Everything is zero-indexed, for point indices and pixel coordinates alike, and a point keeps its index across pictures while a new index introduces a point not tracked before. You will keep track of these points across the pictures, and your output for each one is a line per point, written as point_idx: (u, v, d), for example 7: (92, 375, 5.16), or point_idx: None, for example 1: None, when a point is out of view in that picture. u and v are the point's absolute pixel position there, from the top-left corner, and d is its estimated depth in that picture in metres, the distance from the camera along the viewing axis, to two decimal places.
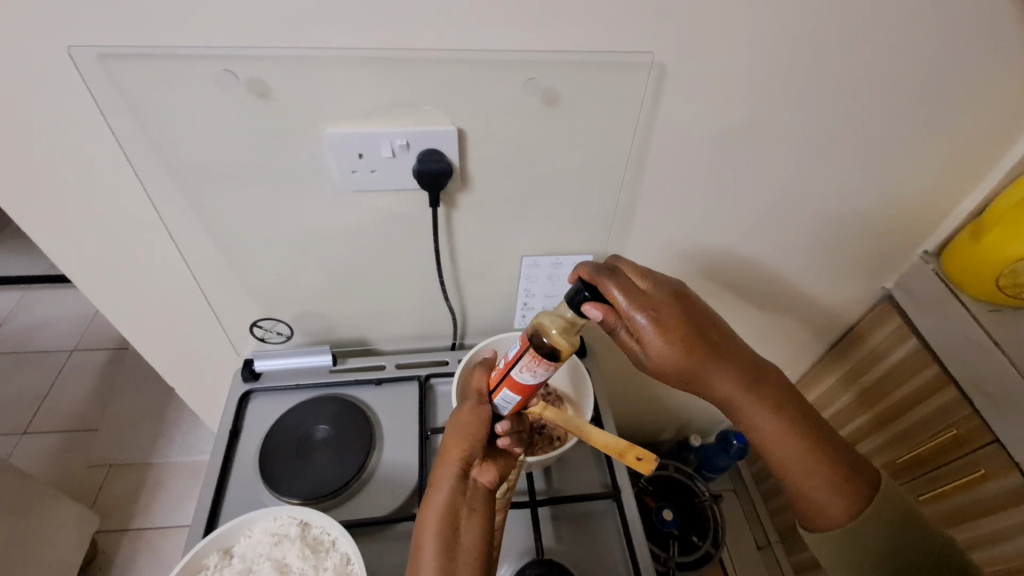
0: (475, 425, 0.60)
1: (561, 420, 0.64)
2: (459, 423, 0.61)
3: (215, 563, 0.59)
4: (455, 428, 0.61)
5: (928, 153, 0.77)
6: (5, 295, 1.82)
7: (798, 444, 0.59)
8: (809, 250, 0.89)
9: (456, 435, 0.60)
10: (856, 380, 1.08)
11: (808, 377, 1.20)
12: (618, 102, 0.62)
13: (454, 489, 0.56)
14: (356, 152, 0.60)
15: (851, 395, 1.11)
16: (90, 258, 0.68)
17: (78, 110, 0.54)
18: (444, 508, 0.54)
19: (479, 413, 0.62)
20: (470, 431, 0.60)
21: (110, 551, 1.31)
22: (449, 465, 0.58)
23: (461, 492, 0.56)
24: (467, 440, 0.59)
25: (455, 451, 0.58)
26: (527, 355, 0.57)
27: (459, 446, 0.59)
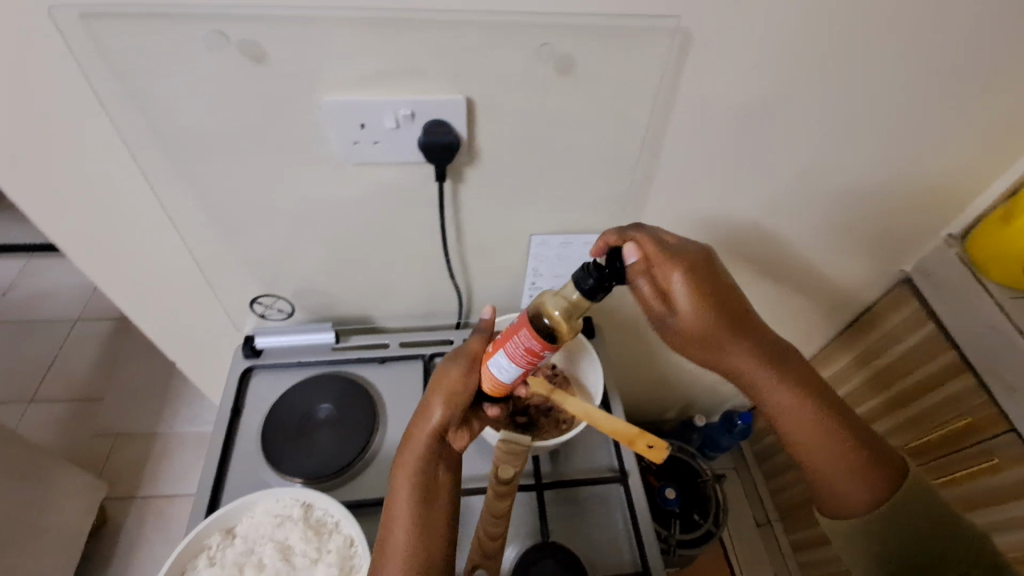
0: (460, 392, 0.59)
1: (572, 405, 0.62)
2: (445, 385, 0.59)
3: (217, 543, 0.59)
4: (438, 389, 0.59)
5: (962, 131, 0.72)
6: (8, 262, 1.81)
7: (819, 422, 0.58)
8: (829, 231, 0.85)
9: (438, 396, 0.59)
10: (867, 363, 1.06)
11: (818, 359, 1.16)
12: (638, 72, 0.58)
13: (431, 451, 0.57)
14: (358, 122, 0.57)
15: (860, 377, 1.09)
16: (83, 229, 0.66)
17: (61, 73, 0.51)
18: (421, 469, 0.56)
19: (470, 377, 0.60)
20: (453, 396, 0.59)
21: (119, 517, 1.34)
22: (427, 427, 0.58)
23: (438, 454, 0.58)
24: (449, 406, 0.59)
25: (435, 415, 0.58)
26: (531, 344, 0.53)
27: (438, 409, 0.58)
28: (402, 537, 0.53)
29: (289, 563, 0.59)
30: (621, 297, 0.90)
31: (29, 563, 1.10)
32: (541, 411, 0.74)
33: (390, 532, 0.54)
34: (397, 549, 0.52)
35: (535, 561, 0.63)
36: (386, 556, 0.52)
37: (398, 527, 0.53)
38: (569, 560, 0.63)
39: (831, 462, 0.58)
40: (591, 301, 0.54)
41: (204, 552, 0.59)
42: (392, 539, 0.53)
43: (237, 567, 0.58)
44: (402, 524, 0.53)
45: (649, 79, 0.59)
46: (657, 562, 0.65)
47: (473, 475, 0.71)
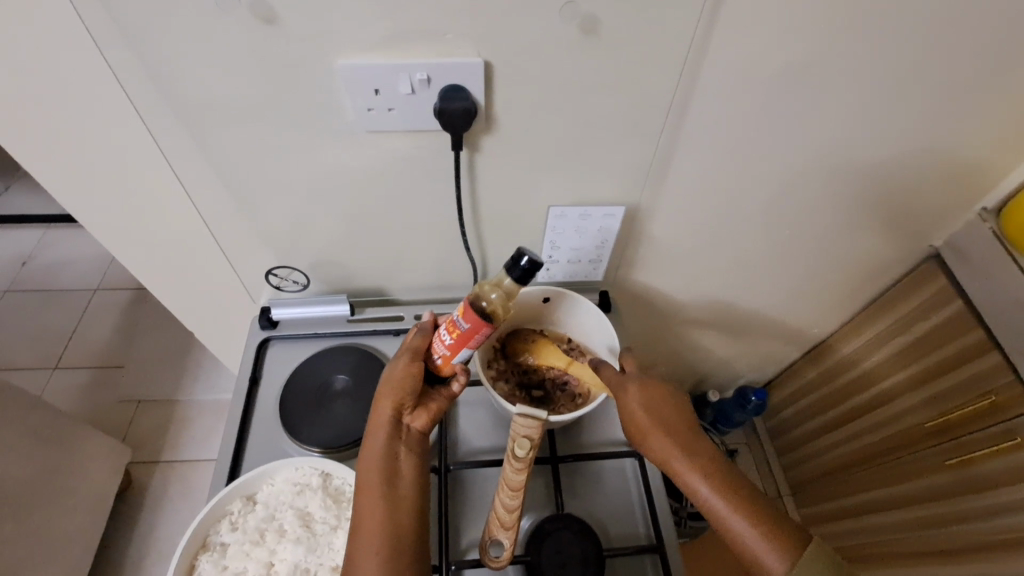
0: (406, 382, 0.60)
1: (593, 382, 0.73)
2: (390, 378, 0.61)
3: (239, 510, 0.60)
4: (386, 382, 0.60)
5: (1003, 95, 0.69)
6: (28, 232, 1.83)
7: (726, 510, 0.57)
8: (857, 205, 0.82)
9: (386, 388, 0.60)
10: (836, 378, 1.15)
11: (787, 373, 1.26)
12: (665, 32, 0.55)
13: (390, 437, 0.58)
14: (372, 88, 0.55)
15: (829, 389, 1.18)
16: (99, 197, 0.66)
17: (71, 34, 0.50)
18: (382, 456, 0.57)
19: (414, 365, 0.61)
20: (400, 385, 0.60)
21: (144, 480, 1.38)
22: (382, 416, 0.59)
23: (396, 438, 0.59)
24: (397, 394, 0.59)
25: (388, 404, 0.59)
26: (478, 327, 0.57)
27: (387, 400, 0.59)
28: (371, 520, 0.54)
29: (309, 529, 0.60)
30: (639, 270, 0.88)
31: (59, 522, 1.14)
32: (557, 386, 0.74)
33: (359, 517, 0.55)
34: (368, 531, 0.54)
35: (550, 532, 0.63)
36: (359, 539, 0.54)
37: (366, 512, 0.55)
38: (583, 531, 0.63)
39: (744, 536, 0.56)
40: (526, 283, 0.57)
41: (225, 517, 0.60)
42: (362, 523, 0.54)
43: (259, 532, 0.60)
44: (369, 509, 0.55)
45: (677, 41, 0.56)
46: (669, 536, 0.66)
47: (486, 447, 0.71)
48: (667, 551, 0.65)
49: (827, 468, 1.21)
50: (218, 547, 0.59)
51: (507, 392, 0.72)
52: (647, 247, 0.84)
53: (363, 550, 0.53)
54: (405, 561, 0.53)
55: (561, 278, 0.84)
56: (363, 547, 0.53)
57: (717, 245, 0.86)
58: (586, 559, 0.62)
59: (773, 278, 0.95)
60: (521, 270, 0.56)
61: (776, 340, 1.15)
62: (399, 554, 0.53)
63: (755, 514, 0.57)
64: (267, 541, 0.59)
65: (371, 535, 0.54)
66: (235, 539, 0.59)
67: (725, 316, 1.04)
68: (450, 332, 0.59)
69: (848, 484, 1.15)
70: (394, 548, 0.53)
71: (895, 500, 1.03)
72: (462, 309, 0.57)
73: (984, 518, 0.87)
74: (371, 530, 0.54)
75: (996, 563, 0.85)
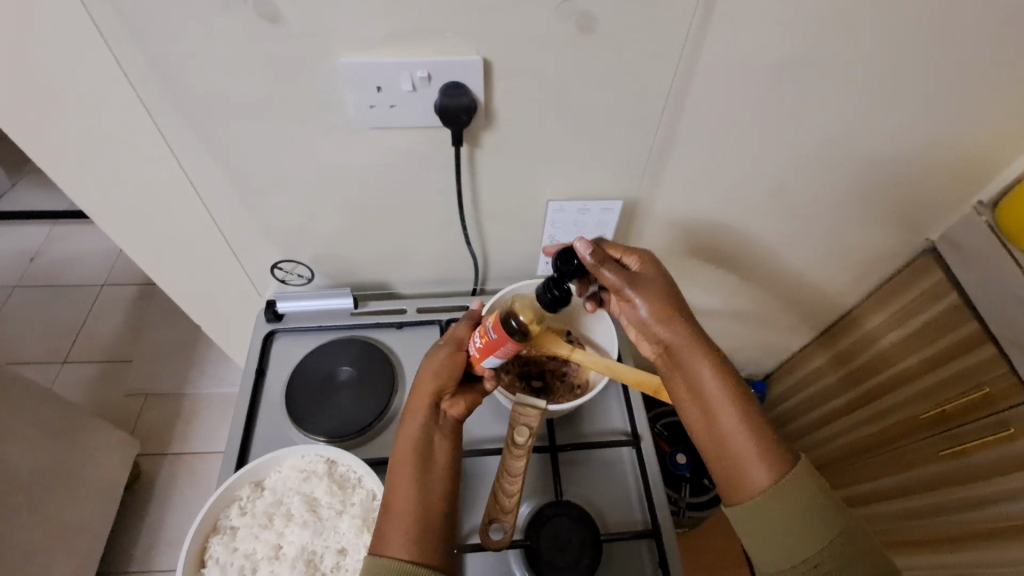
0: (449, 369, 0.64)
1: (595, 363, 0.71)
2: (433, 364, 0.64)
3: (248, 495, 0.62)
4: (428, 371, 0.64)
5: (996, 89, 0.69)
6: (35, 228, 1.85)
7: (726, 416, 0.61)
8: (852, 198, 0.83)
9: (427, 376, 0.63)
10: (842, 365, 1.14)
11: (798, 357, 1.26)
12: (661, 29, 0.56)
13: (426, 422, 0.61)
14: (374, 86, 0.56)
15: (834, 376, 1.17)
16: (109, 192, 0.67)
17: (82, 35, 0.52)
18: (417, 440, 0.59)
19: (458, 356, 0.65)
20: (440, 374, 0.63)
21: (152, 472, 1.41)
22: (422, 401, 0.62)
23: (432, 424, 0.61)
24: (438, 382, 0.63)
25: (429, 387, 0.62)
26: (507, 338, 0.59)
27: (428, 387, 0.62)
28: (403, 499, 0.56)
29: (315, 514, 0.62)
30: None
31: (70, 511, 1.17)
32: (556, 376, 0.76)
33: (391, 495, 0.57)
34: (399, 508, 0.55)
35: (548, 518, 0.65)
36: (388, 517, 0.55)
37: (398, 490, 0.57)
38: (581, 517, 0.65)
39: (739, 445, 0.59)
40: (557, 310, 0.66)
41: (235, 502, 0.62)
42: (394, 501, 0.56)
43: (268, 516, 0.62)
44: (401, 488, 0.57)
45: (673, 37, 0.57)
46: (666, 522, 0.67)
47: (488, 436, 0.73)
48: (662, 536, 0.66)
49: (824, 458, 1.22)
50: (228, 530, 0.61)
51: (508, 383, 0.73)
52: (645, 241, 0.85)
53: (393, 527, 0.54)
54: (432, 543, 0.54)
55: None
56: (392, 524, 0.54)
57: (714, 239, 0.87)
58: (583, 543, 0.64)
59: (770, 271, 0.96)
60: (551, 297, 0.65)
61: (774, 332, 1.16)
62: (426, 535, 0.54)
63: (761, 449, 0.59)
64: (275, 525, 0.62)
65: (402, 513, 0.55)
66: (244, 523, 0.61)
67: (723, 309, 1.06)
68: (480, 338, 0.62)
69: (846, 474, 1.16)
70: (423, 528, 0.54)
71: (891, 490, 1.04)
72: (495, 321, 0.60)
73: (977, 507, 0.89)
74: (401, 509, 0.55)
75: (988, 549, 0.87)
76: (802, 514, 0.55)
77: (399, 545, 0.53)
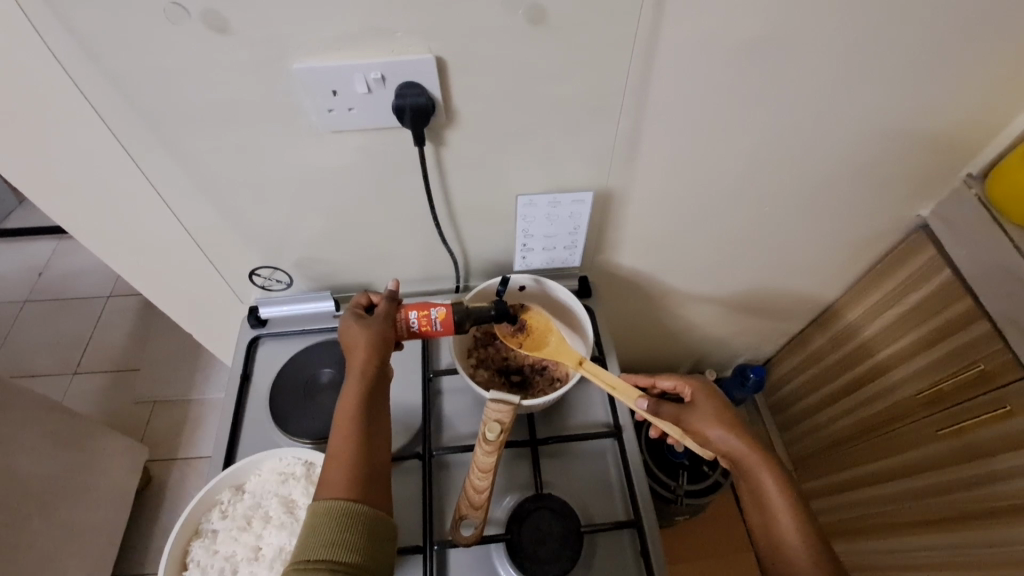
0: (382, 340, 0.63)
1: (599, 377, 0.69)
2: (364, 333, 0.63)
3: (228, 498, 0.64)
4: (363, 333, 0.63)
5: (976, 57, 0.67)
6: (42, 244, 1.90)
7: (795, 546, 0.58)
8: (836, 178, 0.81)
9: (360, 339, 0.62)
10: (841, 346, 1.12)
11: (795, 341, 1.24)
12: (615, 15, 0.55)
13: (367, 378, 0.60)
14: (330, 89, 0.56)
15: (832, 359, 1.15)
16: (83, 209, 0.68)
17: (37, 57, 0.53)
18: (357, 402, 0.58)
19: (387, 329, 0.64)
20: (379, 335, 0.63)
21: (162, 477, 1.45)
22: (358, 367, 0.61)
23: (373, 388, 0.60)
24: (377, 343, 0.62)
25: (363, 355, 0.61)
26: (445, 332, 0.68)
27: (365, 347, 0.62)
28: (342, 448, 0.56)
29: (293, 514, 0.63)
30: (620, 254, 0.89)
31: (84, 516, 1.21)
32: (536, 369, 0.77)
33: (331, 448, 0.56)
34: (339, 457, 0.55)
35: (530, 511, 0.66)
36: (328, 466, 0.55)
37: (337, 442, 0.56)
38: (562, 509, 0.66)
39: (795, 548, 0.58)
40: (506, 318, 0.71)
41: (216, 506, 0.64)
42: (336, 455, 0.55)
43: (247, 518, 0.63)
44: (339, 441, 0.56)
45: (627, 23, 0.56)
46: (648, 512, 0.67)
47: (470, 432, 0.74)
48: (645, 525, 0.66)
49: (827, 441, 1.20)
50: (209, 533, 0.62)
51: (487, 379, 0.75)
52: (626, 231, 0.84)
53: (332, 473, 0.54)
54: (375, 487, 0.55)
55: (540, 266, 0.84)
56: (332, 471, 0.54)
57: (697, 226, 0.86)
58: (564, 535, 0.64)
59: (760, 257, 0.95)
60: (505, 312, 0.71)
61: (769, 317, 1.15)
62: (370, 486, 0.55)
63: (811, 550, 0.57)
64: (253, 527, 0.63)
65: (344, 462, 0.55)
66: (224, 526, 0.63)
67: (714, 296, 1.04)
68: (422, 321, 0.67)
69: (849, 457, 1.14)
70: (365, 472, 0.55)
71: (888, 471, 1.03)
72: (449, 314, 0.67)
73: (970, 488, 0.87)
74: (341, 458, 0.55)
75: (988, 528, 0.85)
76: None
77: (342, 491, 0.53)
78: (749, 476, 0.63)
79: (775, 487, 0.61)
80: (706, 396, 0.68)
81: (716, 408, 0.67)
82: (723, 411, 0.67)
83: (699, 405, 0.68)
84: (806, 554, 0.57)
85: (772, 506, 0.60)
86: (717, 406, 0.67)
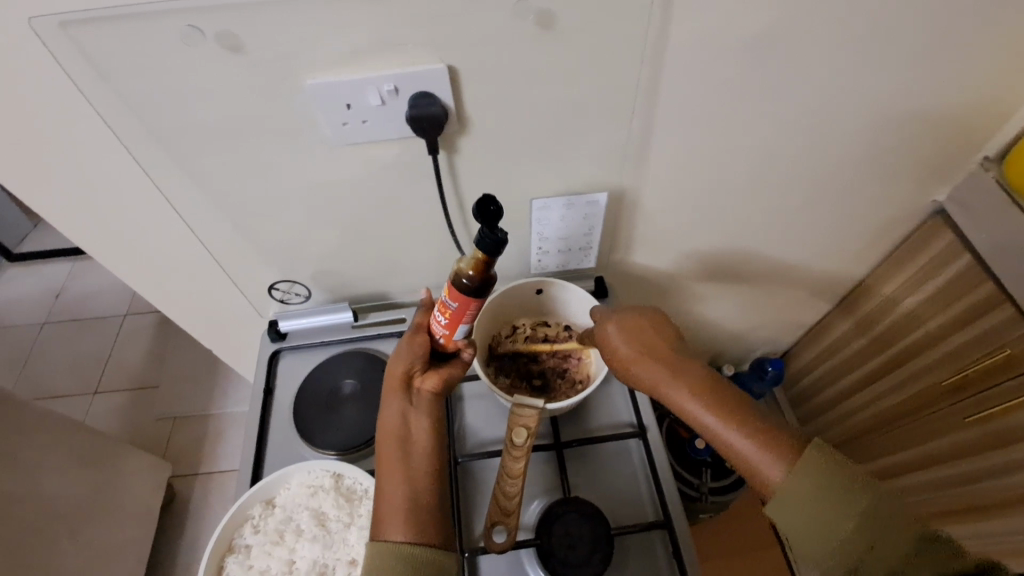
0: (409, 358, 0.63)
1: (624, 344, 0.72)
2: (395, 357, 0.64)
3: (259, 513, 0.65)
4: (394, 358, 0.64)
5: (990, 38, 0.66)
6: (57, 267, 1.92)
7: (746, 451, 0.56)
8: (849, 166, 0.80)
9: (393, 364, 0.63)
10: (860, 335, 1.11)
11: (812, 333, 1.22)
12: (623, 17, 0.55)
13: (402, 404, 0.61)
14: (343, 103, 0.57)
15: (852, 348, 1.13)
16: (102, 231, 0.69)
17: (55, 83, 0.53)
18: (394, 430, 0.60)
19: (416, 345, 0.64)
20: (407, 356, 0.63)
21: (185, 492, 1.46)
22: (392, 393, 0.62)
23: (408, 410, 0.61)
24: (405, 365, 0.63)
25: (394, 379, 0.62)
26: (464, 305, 0.57)
27: (394, 372, 0.63)
28: (389, 479, 0.57)
29: (325, 528, 0.64)
30: (634, 252, 0.89)
31: (111, 537, 1.22)
32: (557, 372, 0.77)
33: (382, 481, 0.58)
34: (387, 488, 0.56)
35: (559, 515, 0.65)
36: (381, 498, 0.56)
37: (385, 472, 0.58)
38: (591, 513, 0.65)
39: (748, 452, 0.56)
40: (498, 254, 0.53)
41: (248, 520, 0.65)
42: (385, 485, 0.57)
43: (279, 532, 0.64)
44: (389, 468, 0.58)
45: (637, 23, 0.56)
46: (676, 512, 0.67)
47: (493, 438, 0.74)
48: (675, 525, 0.66)
49: (849, 433, 1.19)
50: (243, 548, 0.63)
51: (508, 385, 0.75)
52: (639, 229, 0.84)
53: (384, 504, 0.55)
54: (426, 514, 0.55)
55: (554, 268, 0.85)
56: (384, 503, 0.55)
57: (710, 222, 0.85)
58: (594, 539, 0.64)
59: (775, 249, 0.94)
60: (489, 240, 0.52)
61: (786, 309, 1.13)
62: (419, 513, 0.54)
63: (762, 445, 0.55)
64: (286, 540, 0.64)
65: (392, 493, 0.56)
66: (257, 541, 0.64)
67: (729, 291, 1.04)
68: (443, 314, 0.60)
69: (873, 449, 1.12)
70: (411, 500, 0.55)
71: (915, 462, 1.02)
72: (448, 289, 0.58)
73: (1001, 476, 0.86)
74: (390, 489, 0.56)
75: None
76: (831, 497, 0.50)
77: (392, 520, 0.54)
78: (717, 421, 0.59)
79: (702, 396, 0.60)
80: (627, 325, 0.68)
81: (637, 334, 0.67)
82: (645, 335, 0.66)
83: (622, 337, 0.67)
84: (755, 449, 0.56)
85: (749, 443, 0.56)
86: (644, 330, 0.67)
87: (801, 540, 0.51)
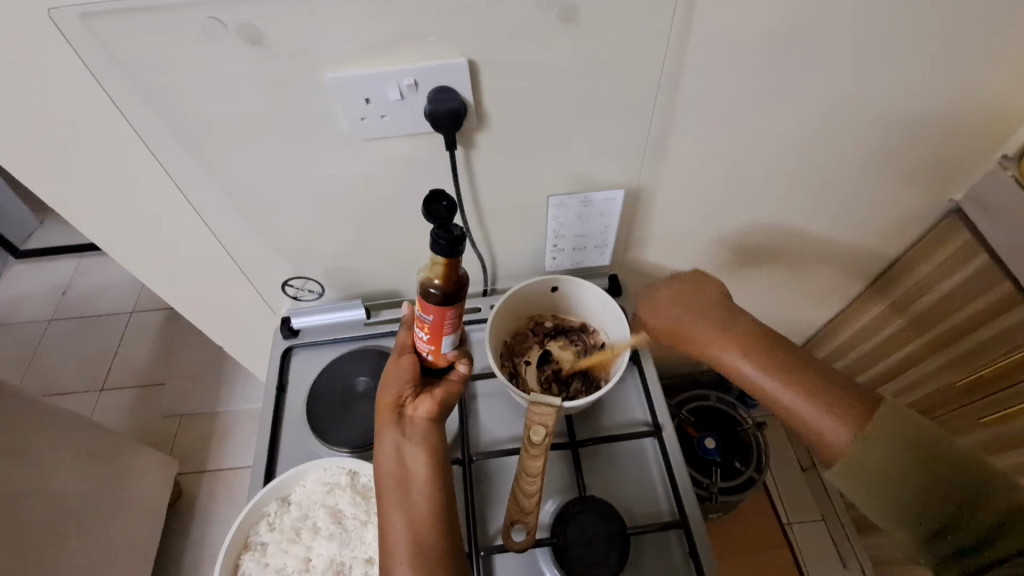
0: (396, 385, 0.61)
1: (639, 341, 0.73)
2: (382, 386, 0.62)
3: (275, 510, 0.65)
4: (380, 387, 0.62)
5: (1013, 33, 0.65)
6: (64, 263, 1.92)
7: (807, 409, 0.58)
8: (867, 164, 0.79)
9: (380, 394, 0.62)
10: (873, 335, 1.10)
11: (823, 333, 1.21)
12: (646, 10, 0.54)
13: (396, 437, 0.59)
14: (362, 97, 0.56)
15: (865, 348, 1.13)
16: (117, 226, 0.69)
17: (74, 75, 0.53)
18: (390, 468, 0.58)
19: (401, 370, 0.62)
20: (393, 384, 0.61)
21: (192, 490, 1.46)
22: (383, 425, 0.60)
23: (403, 443, 0.60)
24: (391, 394, 0.61)
25: (383, 410, 0.61)
26: (440, 314, 0.55)
27: (383, 403, 0.61)
28: (391, 522, 0.56)
29: (341, 525, 0.65)
30: (647, 250, 0.88)
31: (118, 534, 1.22)
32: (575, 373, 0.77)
33: (384, 523, 0.57)
34: (391, 530, 0.56)
35: (574, 514, 0.65)
36: (386, 541, 0.56)
37: (386, 513, 0.57)
38: (606, 512, 0.65)
39: (806, 410, 0.58)
40: (458, 253, 0.50)
41: (264, 518, 0.65)
42: (389, 527, 0.56)
43: (295, 530, 0.65)
44: (390, 509, 0.57)
45: (659, 18, 0.55)
46: (692, 510, 0.66)
47: (508, 437, 0.73)
48: (691, 524, 0.65)
49: None
50: (259, 546, 0.64)
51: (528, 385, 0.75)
52: (654, 226, 0.83)
53: (389, 549, 0.55)
54: (430, 553, 0.54)
55: (568, 266, 0.84)
56: (389, 548, 0.55)
57: (725, 220, 0.85)
58: (610, 537, 0.64)
59: (790, 248, 0.94)
60: (445, 240, 0.49)
61: (797, 309, 1.13)
62: (425, 554, 0.54)
63: (821, 400, 0.58)
64: (303, 538, 0.64)
65: (397, 536, 0.55)
66: (273, 538, 0.64)
67: (741, 290, 1.03)
68: (423, 329, 0.59)
69: None
70: (416, 542, 0.55)
71: None
72: (420, 303, 0.56)
73: None
74: (393, 533, 0.56)
75: None
76: (891, 444, 0.51)
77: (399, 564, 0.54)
78: (774, 383, 0.61)
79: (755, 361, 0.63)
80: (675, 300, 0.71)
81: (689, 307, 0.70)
82: (698, 306, 0.69)
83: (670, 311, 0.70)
84: (817, 408, 0.57)
85: (802, 402, 0.58)
86: (696, 303, 0.70)
87: (867, 500, 0.52)
